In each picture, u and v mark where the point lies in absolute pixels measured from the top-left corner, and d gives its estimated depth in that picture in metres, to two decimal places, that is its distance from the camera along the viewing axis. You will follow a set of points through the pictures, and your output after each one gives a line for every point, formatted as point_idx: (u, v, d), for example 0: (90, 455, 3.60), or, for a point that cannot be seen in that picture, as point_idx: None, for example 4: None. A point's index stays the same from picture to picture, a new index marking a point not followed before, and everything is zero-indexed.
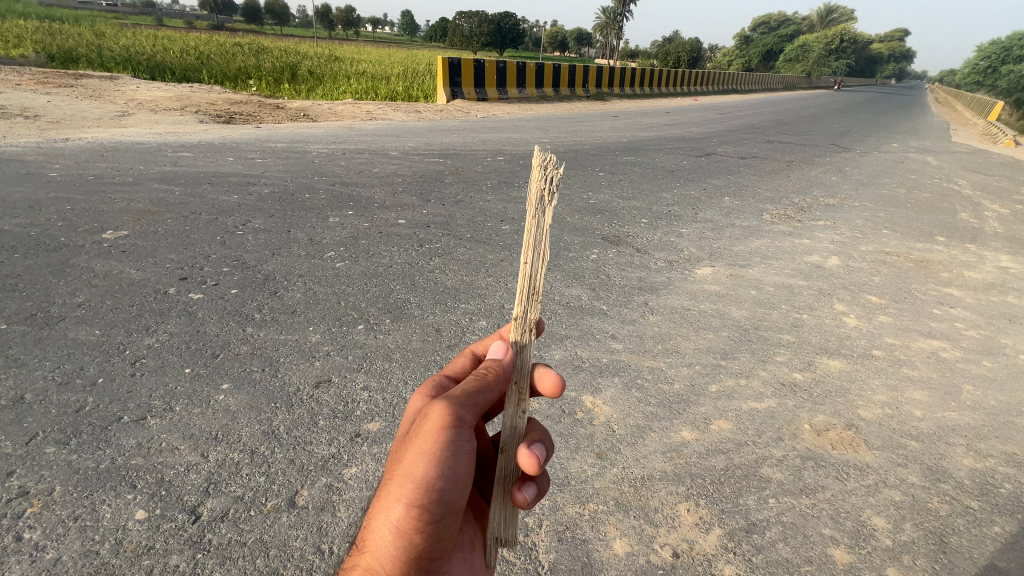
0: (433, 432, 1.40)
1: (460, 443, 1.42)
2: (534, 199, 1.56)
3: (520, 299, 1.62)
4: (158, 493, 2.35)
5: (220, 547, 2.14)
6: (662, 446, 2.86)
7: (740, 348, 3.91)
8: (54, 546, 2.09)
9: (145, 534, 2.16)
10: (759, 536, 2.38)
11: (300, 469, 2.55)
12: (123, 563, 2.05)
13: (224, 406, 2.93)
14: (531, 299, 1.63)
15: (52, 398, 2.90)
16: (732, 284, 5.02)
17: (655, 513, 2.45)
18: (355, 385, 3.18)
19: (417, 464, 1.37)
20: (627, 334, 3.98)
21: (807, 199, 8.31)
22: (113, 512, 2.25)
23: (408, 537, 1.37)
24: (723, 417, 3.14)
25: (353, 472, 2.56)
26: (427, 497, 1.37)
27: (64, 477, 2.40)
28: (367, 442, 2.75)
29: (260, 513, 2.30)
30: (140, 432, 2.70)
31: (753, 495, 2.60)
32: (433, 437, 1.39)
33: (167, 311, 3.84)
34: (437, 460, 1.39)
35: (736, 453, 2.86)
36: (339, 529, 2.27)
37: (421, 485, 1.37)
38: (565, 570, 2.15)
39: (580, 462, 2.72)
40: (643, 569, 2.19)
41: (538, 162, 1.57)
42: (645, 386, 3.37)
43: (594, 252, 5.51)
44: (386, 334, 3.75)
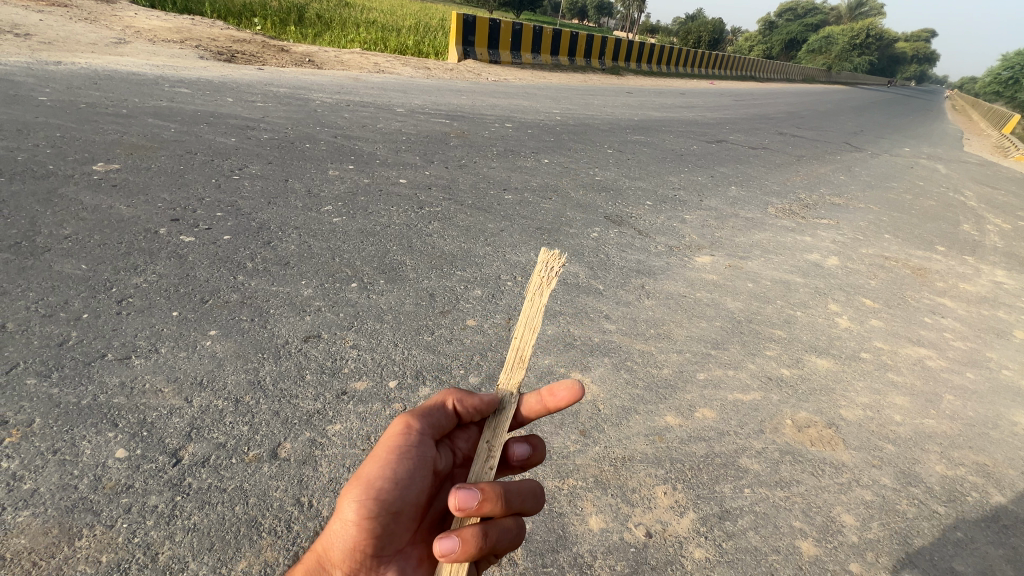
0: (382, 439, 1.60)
1: (406, 448, 1.59)
2: (535, 285, 1.66)
3: (506, 367, 1.70)
4: (139, 434, 2.34)
5: (200, 491, 2.14)
6: (646, 429, 2.89)
7: (731, 339, 3.92)
8: (32, 477, 2.09)
9: (124, 473, 2.16)
10: (731, 523, 2.43)
11: (284, 421, 2.55)
12: (101, 499, 2.05)
13: (210, 352, 2.90)
14: (515, 368, 1.68)
15: (35, 329, 2.85)
16: (730, 275, 5.00)
17: (632, 493, 2.48)
18: (344, 343, 3.15)
19: (366, 464, 1.54)
20: (621, 316, 3.96)
21: (813, 196, 8.23)
22: (93, 448, 2.24)
23: (348, 527, 1.51)
24: (707, 405, 3.16)
25: (338, 428, 2.56)
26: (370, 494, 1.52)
27: (45, 410, 2.38)
28: (353, 400, 2.75)
29: (241, 461, 2.30)
30: (123, 372, 2.67)
31: (729, 484, 2.64)
32: (386, 441, 1.58)
33: (157, 251, 3.75)
34: (381, 460, 1.55)
35: (718, 442, 2.89)
36: (320, 483, 2.28)
37: (359, 481, 1.52)
38: (540, 541, 2.19)
39: (563, 437, 2.73)
40: (615, 546, 2.23)
41: (545, 258, 1.67)
42: (634, 368, 3.38)
43: (596, 230, 5.45)
44: (379, 294, 3.70)
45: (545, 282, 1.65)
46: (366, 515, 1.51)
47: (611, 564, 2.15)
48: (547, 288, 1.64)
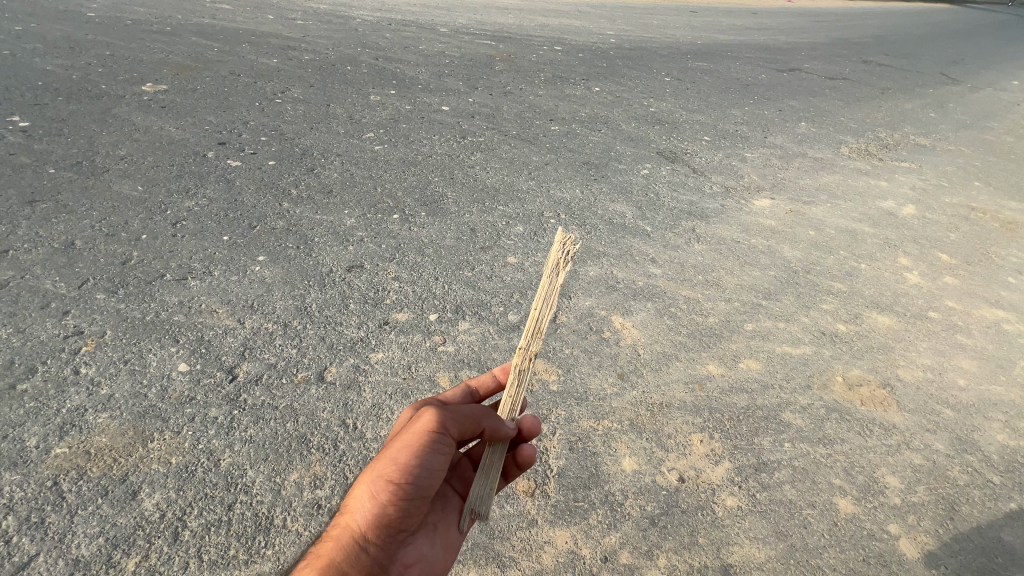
0: (418, 430, 1.37)
1: (444, 443, 1.38)
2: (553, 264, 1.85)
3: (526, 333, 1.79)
4: (199, 351, 2.49)
5: (254, 407, 2.28)
6: (686, 376, 2.82)
7: (785, 290, 3.69)
8: (108, 384, 2.27)
9: (187, 385, 2.32)
10: (767, 475, 2.41)
11: (330, 347, 2.64)
12: (168, 408, 2.22)
13: (260, 277, 2.99)
14: (534, 334, 1.79)
15: (100, 247, 3.00)
16: (790, 221, 4.64)
17: (667, 438, 2.47)
18: (386, 274, 3.17)
19: (399, 451, 1.35)
20: (668, 260, 3.78)
21: (894, 135, 7.38)
22: (158, 361, 2.41)
23: (378, 513, 1.32)
24: (753, 357, 3.04)
25: (380, 357, 2.63)
26: (403, 485, 1.33)
27: (114, 323, 2.55)
28: (394, 330, 2.80)
29: (291, 382, 2.42)
30: (181, 291, 2.80)
31: (768, 436, 2.59)
32: (422, 432, 1.37)
33: (206, 175, 3.80)
34: (420, 450, 1.35)
35: (760, 394, 2.81)
36: (363, 406, 2.38)
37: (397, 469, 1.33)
38: (573, 477, 2.24)
39: (601, 379, 2.72)
40: (647, 488, 2.25)
41: (562, 240, 1.87)
42: (678, 314, 3.27)
43: (646, 166, 5.12)
44: (420, 227, 3.66)
45: (561, 263, 1.84)
46: (398, 505, 1.33)
47: (642, 504, 2.19)
48: (563, 267, 1.84)
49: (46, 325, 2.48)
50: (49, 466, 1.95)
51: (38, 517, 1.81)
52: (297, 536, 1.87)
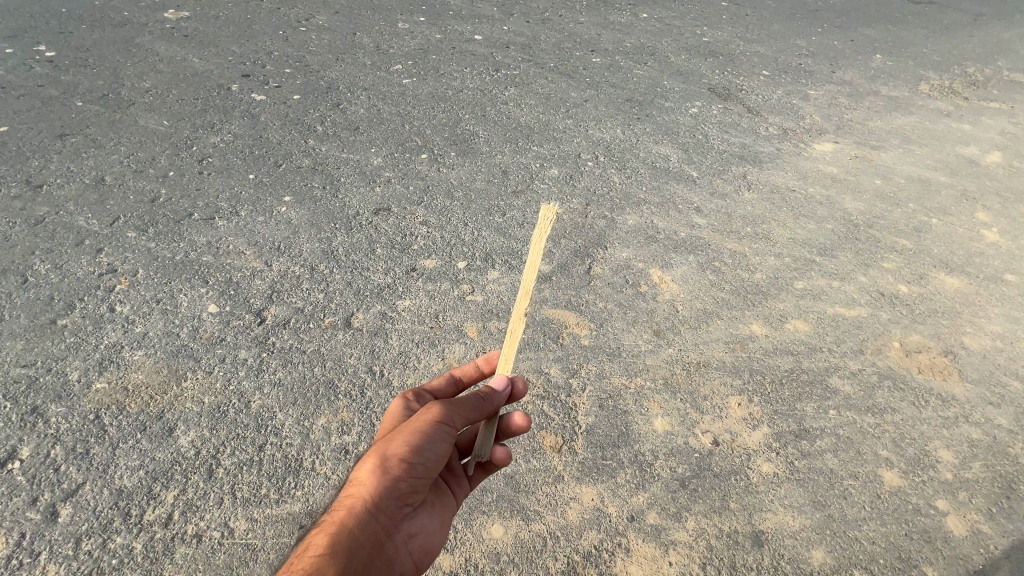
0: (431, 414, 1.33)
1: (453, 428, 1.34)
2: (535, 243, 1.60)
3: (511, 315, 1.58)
4: (228, 292, 2.48)
5: (283, 351, 2.28)
6: (726, 336, 2.66)
7: (842, 245, 3.38)
8: (142, 322, 2.30)
9: (217, 327, 2.33)
10: (808, 443, 2.28)
11: (357, 292, 2.58)
12: (200, 348, 2.24)
13: (286, 218, 2.92)
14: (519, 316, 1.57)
15: (129, 184, 2.97)
16: (854, 168, 4.19)
17: (703, 400, 2.36)
18: (414, 218, 3.05)
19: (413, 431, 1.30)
20: (714, 209, 3.50)
21: (985, 70, 6.47)
22: (189, 301, 2.41)
23: (387, 488, 1.28)
24: (801, 318, 2.83)
25: (407, 304, 2.57)
26: (413, 465, 1.29)
27: (146, 262, 2.55)
28: (421, 277, 2.71)
29: (318, 327, 2.39)
30: (209, 231, 2.76)
31: (812, 403, 2.44)
32: (435, 416, 1.33)
33: (231, 109, 3.67)
34: (432, 433, 1.31)
35: (806, 358, 2.63)
36: (390, 354, 2.34)
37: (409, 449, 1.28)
38: (601, 435, 2.17)
39: (635, 336, 2.59)
40: (679, 450, 2.18)
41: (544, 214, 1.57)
42: (722, 269, 3.04)
43: (695, 104, 4.66)
44: (450, 168, 3.47)
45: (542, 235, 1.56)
46: (406, 482, 1.29)
47: (672, 466, 2.12)
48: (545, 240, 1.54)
49: (81, 262, 2.50)
50: (90, 400, 2.01)
51: (82, 448, 1.88)
52: (325, 479, 1.90)
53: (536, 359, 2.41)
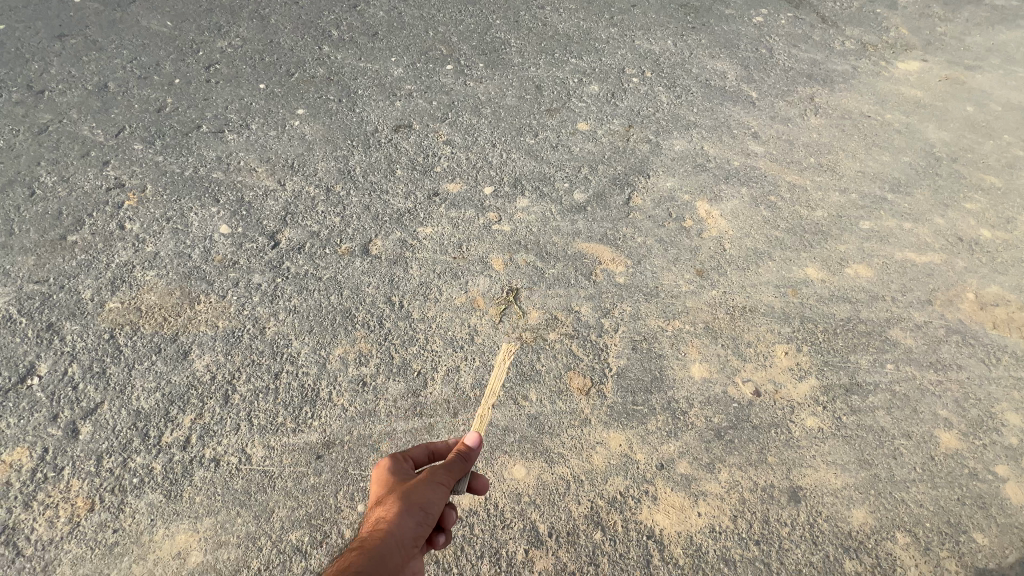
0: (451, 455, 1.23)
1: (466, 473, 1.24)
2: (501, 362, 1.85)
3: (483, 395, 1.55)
4: (239, 213, 2.33)
5: (298, 277, 2.15)
6: (778, 279, 2.40)
7: (920, 182, 2.97)
8: (153, 242, 2.18)
9: (229, 249, 2.20)
10: (859, 398, 2.09)
11: (375, 217, 2.40)
12: (212, 271, 2.13)
13: (299, 134, 2.69)
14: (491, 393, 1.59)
15: (133, 92, 2.75)
16: (943, 92, 3.62)
17: (746, 347, 2.17)
18: (437, 138, 2.77)
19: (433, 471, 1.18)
20: (774, 136, 3.08)
21: None
22: (200, 221, 2.28)
23: (407, 530, 1.08)
24: (864, 262, 2.53)
25: (429, 232, 2.37)
26: (430, 508, 1.13)
27: (154, 178, 2.40)
28: (444, 203, 2.49)
29: (335, 253, 2.24)
30: (218, 146, 2.57)
31: (868, 355, 2.22)
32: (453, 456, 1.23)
33: (239, 10, 3.32)
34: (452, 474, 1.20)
35: (866, 307, 2.37)
36: (410, 285, 2.19)
37: (432, 487, 1.15)
38: (633, 380, 2.03)
39: (675, 275, 2.36)
40: (716, 399, 2.02)
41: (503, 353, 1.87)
42: (779, 205, 2.71)
43: (760, 12, 4.03)
44: (477, 82, 3.11)
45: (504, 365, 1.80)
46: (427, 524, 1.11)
47: (707, 415, 1.98)
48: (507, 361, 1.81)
49: (88, 175, 2.37)
50: (104, 320, 1.95)
51: (98, 368, 1.83)
52: (343, 411, 1.83)
53: (565, 297, 2.23)
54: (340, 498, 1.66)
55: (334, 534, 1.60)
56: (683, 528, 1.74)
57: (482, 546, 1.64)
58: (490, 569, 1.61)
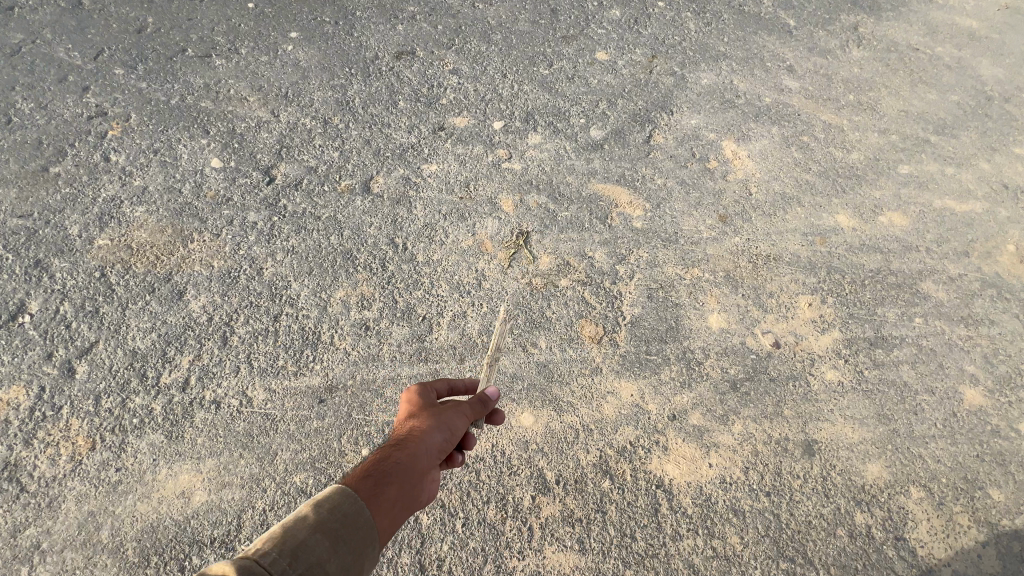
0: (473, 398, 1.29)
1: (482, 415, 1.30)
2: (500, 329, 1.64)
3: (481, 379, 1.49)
4: (231, 146, 2.17)
5: (295, 215, 2.03)
6: (806, 226, 2.25)
7: (967, 123, 2.73)
8: (141, 175, 2.05)
9: (222, 185, 2.07)
10: (883, 352, 2.00)
11: (376, 153, 2.23)
12: (205, 208, 2.01)
13: (293, 59, 2.47)
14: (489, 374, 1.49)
15: (111, 10, 2.51)
16: (1001, 23, 3.26)
17: (768, 298, 2.06)
18: (442, 66, 2.54)
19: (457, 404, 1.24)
20: (811, 70, 2.81)
21: None
22: (190, 154, 2.13)
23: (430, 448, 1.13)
24: (900, 210, 2.36)
25: (434, 170, 2.22)
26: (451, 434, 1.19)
27: (138, 106, 2.22)
28: (450, 139, 2.31)
29: (334, 191, 2.11)
30: (206, 72, 2.36)
31: (896, 308, 2.10)
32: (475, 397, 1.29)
33: None
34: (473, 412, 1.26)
35: (898, 258, 2.23)
36: (414, 226, 2.07)
37: (456, 419, 1.21)
38: (647, 329, 1.94)
39: (696, 221, 2.21)
40: (733, 350, 1.94)
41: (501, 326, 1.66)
42: (811, 146, 2.51)
43: None
44: (487, 3, 2.82)
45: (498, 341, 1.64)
46: (445, 446, 1.17)
47: (723, 366, 1.90)
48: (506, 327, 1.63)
49: (68, 102, 2.20)
50: (94, 257, 1.85)
51: (91, 306, 1.76)
52: (346, 355, 1.77)
53: (578, 241, 2.10)
54: (344, 442, 1.63)
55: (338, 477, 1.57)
56: (692, 478, 1.71)
57: (488, 491, 1.62)
58: (496, 514, 1.59)
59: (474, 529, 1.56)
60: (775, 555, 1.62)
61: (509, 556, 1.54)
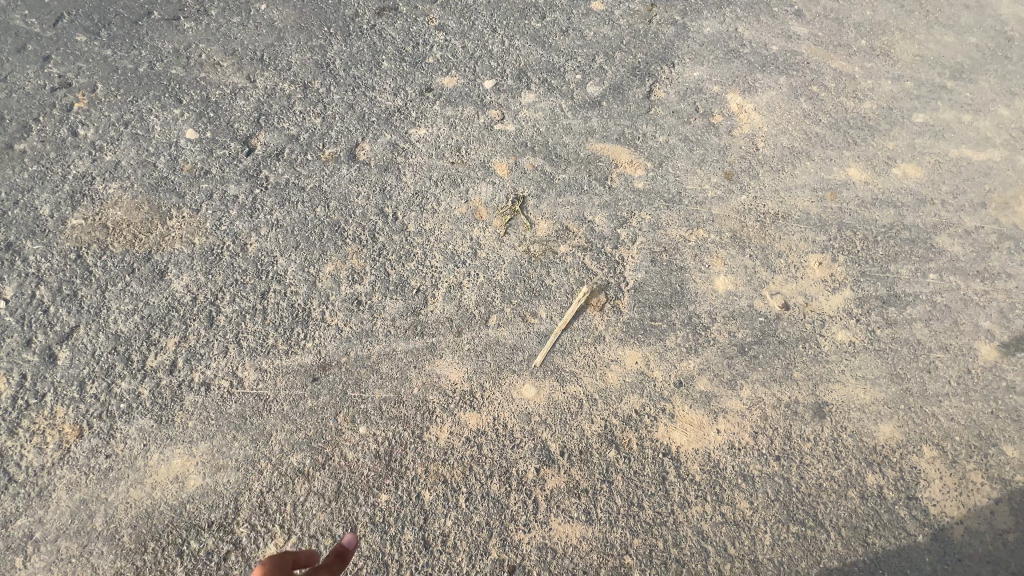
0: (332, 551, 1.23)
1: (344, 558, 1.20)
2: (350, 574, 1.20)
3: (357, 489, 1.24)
4: (206, 115, 2.04)
5: (278, 187, 1.92)
6: (815, 182, 2.14)
7: (986, 66, 2.57)
8: (112, 150, 1.93)
9: (199, 157, 1.95)
10: (896, 310, 1.93)
11: (361, 118, 2.10)
12: (182, 182, 1.90)
13: (267, 20, 2.30)
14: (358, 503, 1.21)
15: None
16: None
17: (776, 258, 1.97)
18: (427, 22, 2.37)
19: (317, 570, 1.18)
20: (821, 13, 2.63)
21: None
22: (162, 125, 2.00)
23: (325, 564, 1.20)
24: (914, 161, 2.24)
25: (423, 134, 2.09)
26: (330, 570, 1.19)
27: (104, 75, 2.08)
28: (439, 101, 2.18)
29: (318, 160, 1.99)
30: (174, 35, 2.21)
31: (910, 265, 2.02)
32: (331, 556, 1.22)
33: None
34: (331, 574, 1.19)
35: (913, 211, 2.12)
36: (404, 195, 1.96)
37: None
38: (652, 294, 1.86)
39: (701, 179, 2.10)
40: (741, 313, 1.86)
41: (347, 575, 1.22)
42: (822, 97, 2.37)
43: None
44: None
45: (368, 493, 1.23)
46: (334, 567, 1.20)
47: (731, 331, 1.83)
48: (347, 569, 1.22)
49: (28, 74, 2.05)
50: (68, 238, 1.76)
51: (69, 290, 1.68)
52: (338, 332, 1.70)
53: (578, 205, 2.00)
54: (340, 420, 1.58)
55: (337, 456, 1.53)
56: (700, 445, 1.66)
57: (491, 466, 1.58)
58: (500, 488, 1.55)
59: (478, 504, 1.53)
60: (786, 519, 1.60)
61: (515, 530, 1.51)
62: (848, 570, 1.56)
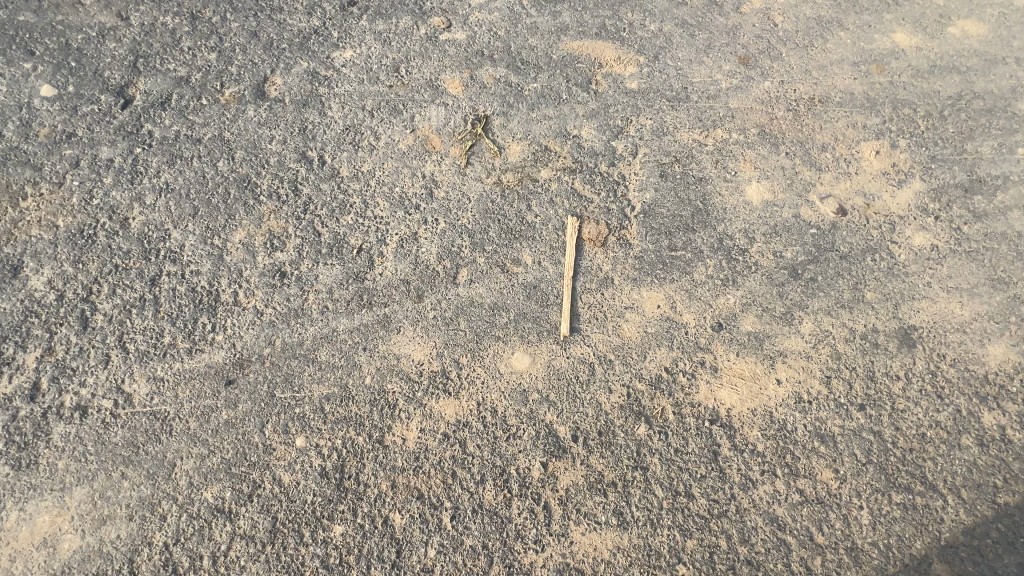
0: None
1: None
2: None
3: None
4: (66, 65, 1.57)
5: (165, 143, 1.47)
6: (855, 55, 1.68)
7: None
8: None
9: (59, 118, 1.50)
10: (983, 199, 1.48)
11: (268, 47, 1.63)
12: (38, 152, 1.45)
13: None
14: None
15: None
16: None
17: (820, 153, 1.53)
18: None
19: None
20: None
21: None
22: (9, 84, 1.54)
23: None
24: (974, 16, 1.77)
25: (348, 56, 1.63)
26: None
27: None
28: (364, 13, 1.69)
29: (216, 104, 1.54)
30: None
31: (991, 141, 1.56)
32: None
33: None
34: None
35: (982, 76, 1.67)
36: (331, 133, 1.51)
37: None
38: (667, 217, 1.42)
39: (710, 70, 1.64)
40: (786, 227, 1.43)
41: None
42: None
43: None
44: None
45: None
46: None
47: (777, 251, 1.40)
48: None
49: None
50: None
51: None
52: (257, 317, 1.27)
53: (557, 118, 1.55)
54: (270, 433, 1.16)
55: (269, 483, 1.12)
56: (758, 404, 1.24)
57: (482, 467, 1.16)
58: (498, 495, 1.14)
59: (469, 522, 1.12)
60: (885, 487, 1.19)
61: (523, 551, 1.11)
62: (980, 545, 1.15)
